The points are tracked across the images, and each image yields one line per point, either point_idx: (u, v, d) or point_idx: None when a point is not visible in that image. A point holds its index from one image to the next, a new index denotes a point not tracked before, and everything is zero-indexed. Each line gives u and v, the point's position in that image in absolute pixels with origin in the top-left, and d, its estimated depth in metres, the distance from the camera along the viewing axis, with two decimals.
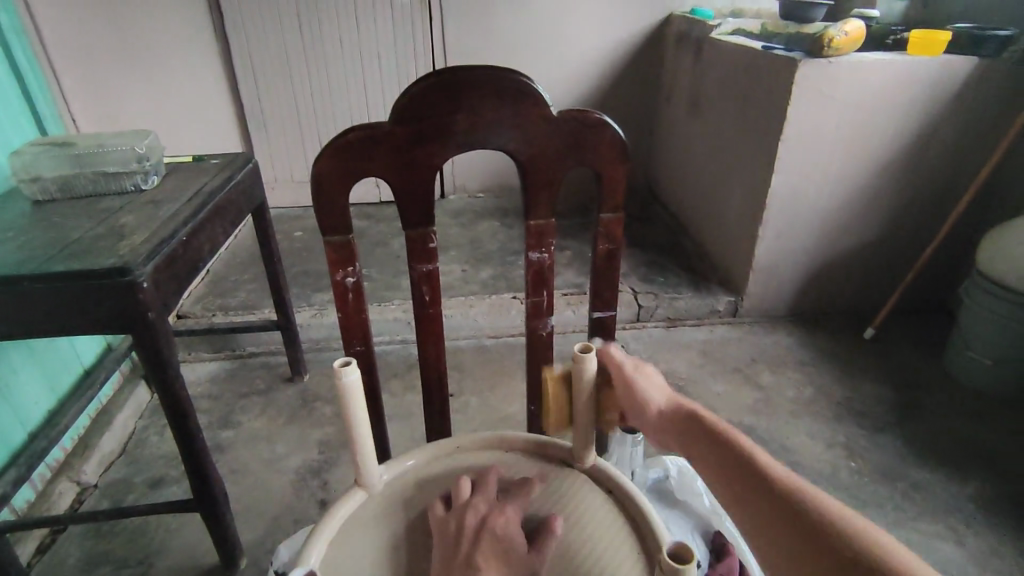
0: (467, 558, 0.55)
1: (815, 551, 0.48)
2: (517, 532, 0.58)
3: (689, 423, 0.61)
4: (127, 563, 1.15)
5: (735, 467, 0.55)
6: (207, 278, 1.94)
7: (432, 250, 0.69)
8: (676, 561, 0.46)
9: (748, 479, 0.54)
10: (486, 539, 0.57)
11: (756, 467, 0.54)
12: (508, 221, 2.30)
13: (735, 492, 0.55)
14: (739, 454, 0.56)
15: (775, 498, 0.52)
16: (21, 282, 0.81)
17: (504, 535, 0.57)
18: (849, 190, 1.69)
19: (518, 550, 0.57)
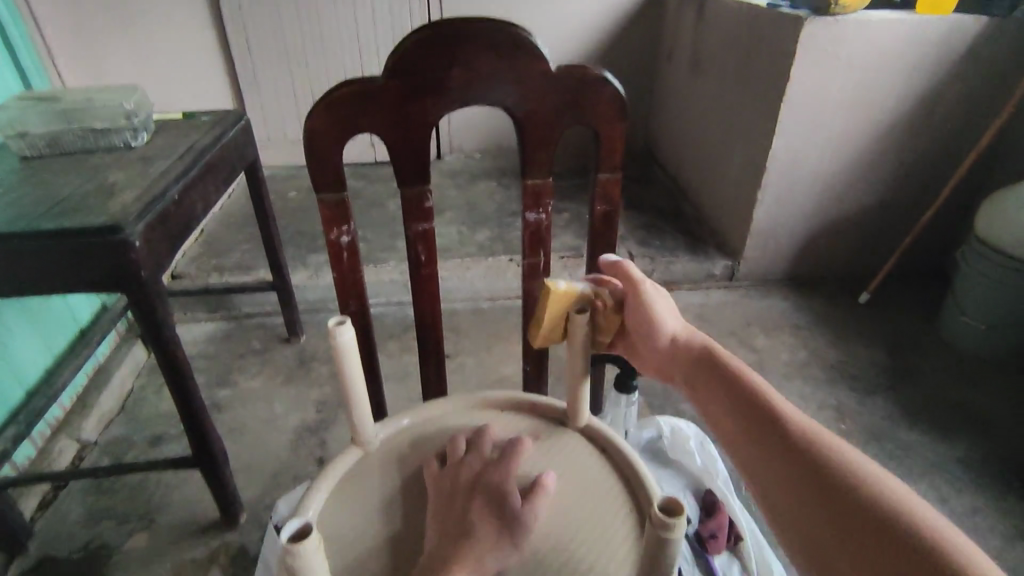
0: (463, 512, 0.56)
1: (811, 486, 0.47)
2: (511, 486, 0.58)
3: (700, 358, 0.61)
4: (129, 517, 1.17)
5: (745, 403, 0.55)
6: (201, 238, 1.93)
7: (427, 209, 0.68)
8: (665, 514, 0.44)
9: (752, 409, 0.54)
10: (479, 494, 0.57)
11: (765, 407, 0.54)
12: (505, 182, 2.27)
13: (740, 430, 0.54)
14: (749, 392, 0.56)
15: (779, 437, 0.51)
16: (12, 240, 0.81)
17: (498, 491, 0.57)
18: (850, 154, 1.67)
19: (512, 504, 0.57)
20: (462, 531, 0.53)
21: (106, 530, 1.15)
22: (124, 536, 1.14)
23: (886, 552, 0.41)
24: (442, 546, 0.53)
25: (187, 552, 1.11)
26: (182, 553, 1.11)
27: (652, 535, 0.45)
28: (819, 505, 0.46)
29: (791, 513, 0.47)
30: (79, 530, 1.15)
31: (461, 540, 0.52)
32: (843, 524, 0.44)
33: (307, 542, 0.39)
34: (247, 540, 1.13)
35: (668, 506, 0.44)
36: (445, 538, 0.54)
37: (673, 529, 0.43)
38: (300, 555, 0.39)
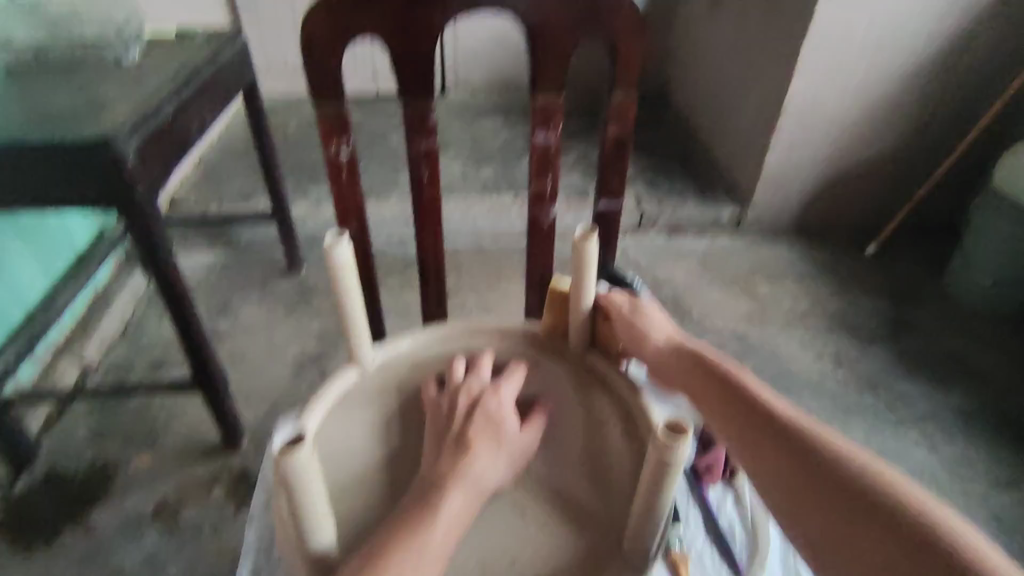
0: (459, 433, 0.56)
1: (828, 492, 0.46)
2: (508, 410, 0.59)
3: (695, 367, 0.60)
4: (133, 437, 1.20)
5: (740, 403, 0.55)
6: (199, 167, 1.88)
7: (431, 125, 0.64)
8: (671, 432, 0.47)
9: (747, 409, 0.54)
10: (478, 415, 0.57)
11: (768, 411, 0.53)
12: (511, 119, 2.20)
13: (744, 436, 0.53)
14: (747, 394, 0.55)
15: (786, 441, 0.50)
16: (4, 151, 0.78)
17: (496, 413, 0.58)
18: (871, 99, 1.61)
19: (508, 427, 0.58)
20: (459, 450, 0.54)
21: (111, 449, 1.17)
22: (129, 455, 1.16)
23: (916, 559, 0.41)
24: (440, 464, 0.53)
25: (190, 472, 1.14)
26: (185, 472, 1.14)
27: (656, 453, 0.47)
28: (838, 515, 0.45)
29: (809, 521, 0.46)
30: (84, 448, 1.18)
31: (460, 457, 0.53)
32: (862, 532, 0.44)
33: (300, 451, 0.40)
34: (248, 463, 1.15)
35: (673, 426, 0.47)
36: (442, 455, 0.54)
37: (676, 446, 0.46)
38: (292, 464, 0.40)
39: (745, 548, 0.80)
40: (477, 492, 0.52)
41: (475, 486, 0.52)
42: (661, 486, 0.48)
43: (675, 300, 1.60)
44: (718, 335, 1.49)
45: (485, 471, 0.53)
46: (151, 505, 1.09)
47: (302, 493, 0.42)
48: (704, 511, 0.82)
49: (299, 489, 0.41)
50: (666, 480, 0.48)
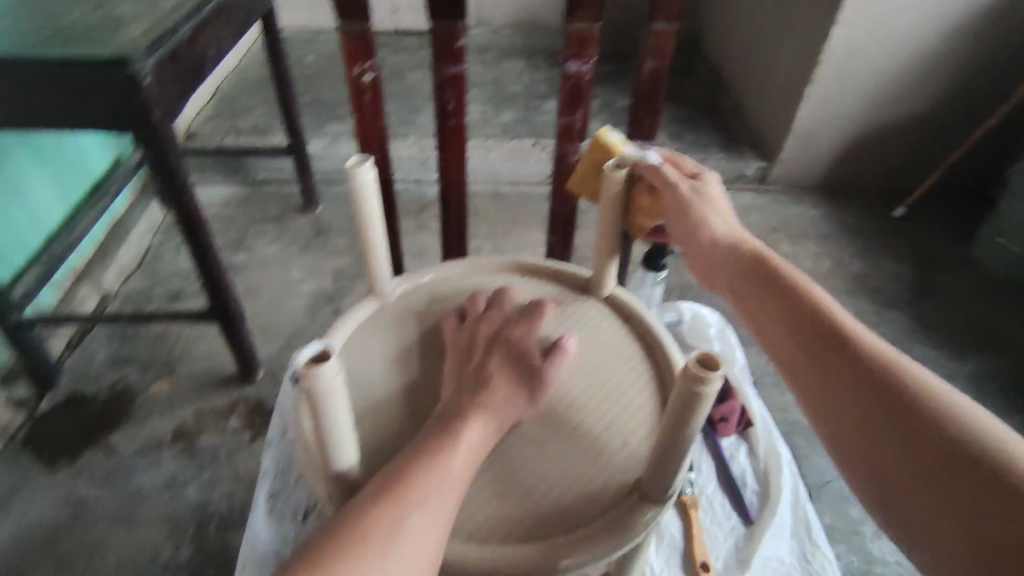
0: (479, 365, 0.55)
1: (891, 417, 0.45)
2: (531, 345, 0.58)
3: (753, 268, 0.56)
4: (151, 364, 1.22)
5: (794, 311, 0.52)
6: (215, 98, 1.85)
7: (459, 49, 0.62)
8: (704, 369, 0.43)
9: (804, 316, 0.51)
10: (500, 348, 0.56)
11: (828, 322, 0.50)
12: (535, 62, 2.12)
13: (797, 347, 0.51)
14: (804, 302, 0.52)
15: (851, 360, 0.48)
16: (18, 65, 0.76)
17: (519, 346, 0.57)
18: (916, 51, 1.53)
19: (530, 360, 0.57)
20: (480, 381, 0.53)
21: (130, 374, 1.20)
22: (148, 381, 1.19)
23: (971, 481, 0.41)
24: (460, 394, 0.52)
25: (208, 400, 1.16)
26: (203, 401, 1.16)
27: (683, 390, 0.44)
28: (898, 439, 0.44)
29: (861, 437, 0.46)
30: (104, 372, 1.20)
31: (480, 389, 0.52)
32: (920, 458, 0.43)
33: (328, 365, 0.39)
34: (264, 394, 1.18)
35: (704, 359, 0.43)
36: (462, 386, 0.53)
37: (709, 383, 0.42)
38: (318, 378, 0.39)
39: (757, 493, 0.82)
40: (498, 423, 0.51)
41: (496, 417, 0.51)
42: (685, 425, 0.46)
43: None
44: None
45: (506, 403, 0.52)
46: (170, 430, 1.12)
47: (326, 408, 0.41)
48: (717, 460, 0.84)
49: (323, 404, 0.41)
50: (692, 414, 0.45)
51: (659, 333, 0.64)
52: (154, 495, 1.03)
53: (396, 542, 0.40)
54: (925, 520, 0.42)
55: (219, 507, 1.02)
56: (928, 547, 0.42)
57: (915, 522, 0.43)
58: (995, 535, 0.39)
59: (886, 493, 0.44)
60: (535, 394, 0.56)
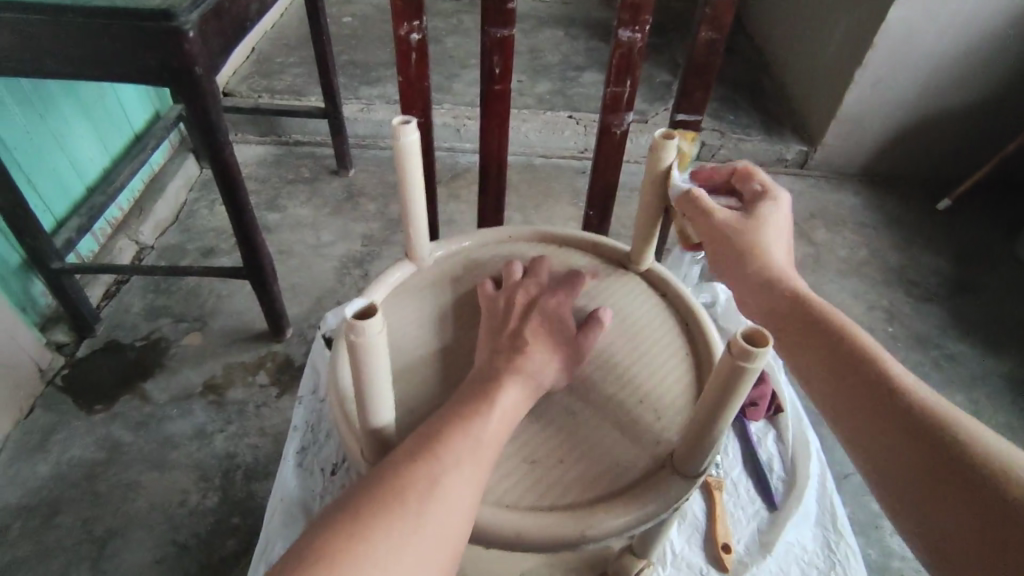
0: (515, 333, 0.54)
1: (901, 431, 0.45)
2: (567, 316, 0.57)
3: (765, 288, 0.54)
4: (184, 318, 1.25)
5: (804, 328, 0.52)
6: (252, 57, 1.85)
7: (509, 13, 0.60)
8: (750, 344, 0.42)
9: (814, 333, 0.51)
10: (536, 316, 0.56)
11: (836, 336, 0.50)
12: (573, 32, 2.08)
13: (809, 360, 0.51)
14: (813, 317, 0.52)
15: (857, 375, 0.48)
16: (66, 14, 0.77)
17: (554, 317, 0.56)
18: (978, 35, 1.46)
19: (567, 331, 0.56)
20: (515, 349, 0.52)
21: (164, 327, 1.23)
22: (181, 334, 1.22)
23: (970, 495, 0.41)
24: (494, 360, 0.52)
25: (238, 355, 1.19)
26: (233, 355, 1.19)
27: (729, 364, 0.43)
28: (907, 456, 0.44)
29: (872, 447, 0.46)
30: (139, 323, 1.23)
31: (515, 357, 0.51)
32: (926, 466, 0.43)
33: (371, 323, 0.38)
34: (293, 353, 1.20)
35: (753, 335, 0.42)
36: (496, 353, 0.52)
37: (754, 359, 0.41)
38: (363, 336, 0.39)
39: (783, 480, 0.82)
40: (534, 391, 0.51)
41: (532, 384, 0.51)
42: (728, 397, 0.45)
43: None
44: None
45: (541, 372, 0.52)
46: (201, 382, 1.15)
47: (369, 366, 0.41)
48: (744, 444, 0.85)
49: (363, 363, 0.40)
50: (736, 388, 0.44)
51: (694, 309, 0.64)
52: (184, 444, 1.06)
53: (430, 503, 0.40)
54: (935, 530, 0.42)
55: (245, 459, 1.05)
56: (937, 551, 0.42)
57: (923, 531, 0.43)
58: (999, 550, 0.39)
59: (897, 503, 0.44)
60: (570, 365, 0.56)
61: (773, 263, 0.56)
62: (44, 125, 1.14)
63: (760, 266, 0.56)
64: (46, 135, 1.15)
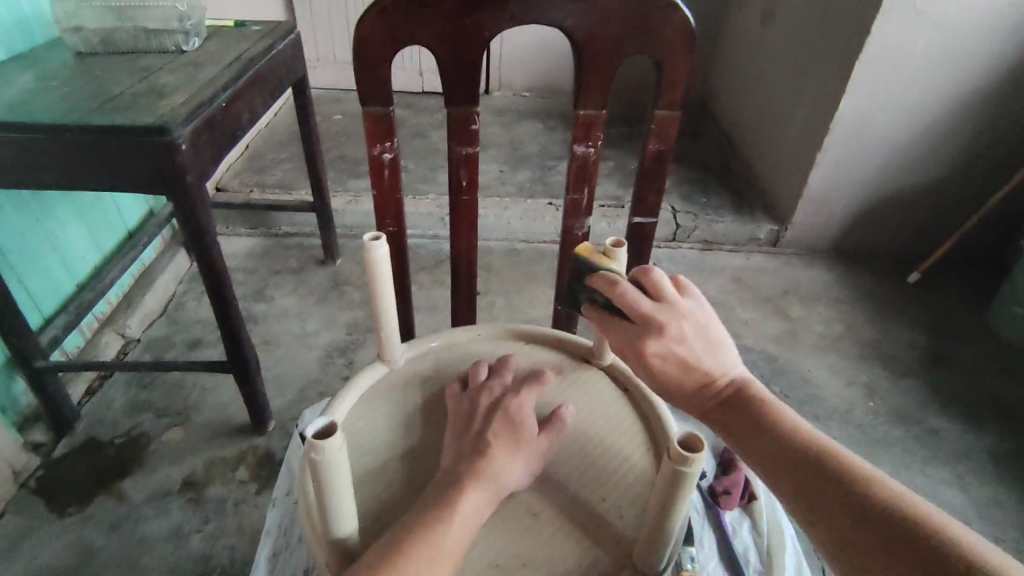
0: (478, 436, 0.56)
1: (839, 502, 0.45)
2: (530, 415, 0.59)
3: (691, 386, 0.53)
4: (166, 412, 1.24)
5: (747, 418, 0.51)
6: (245, 153, 1.94)
7: (473, 132, 0.66)
8: (685, 450, 0.45)
9: (758, 423, 0.51)
10: (500, 418, 0.58)
11: (776, 423, 0.50)
12: (551, 124, 2.21)
13: (760, 451, 0.50)
14: (754, 405, 0.52)
15: (802, 462, 0.48)
16: (68, 133, 0.83)
17: (517, 416, 0.58)
18: (925, 122, 1.56)
19: (529, 431, 0.58)
20: (478, 452, 0.54)
21: (145, 422, 1.22)
22: (162, 429, 1.21)
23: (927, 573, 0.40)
24: (460, 463, 0.53)
25: (219, 450, 1.18)
26: (214, 450, 1.18)
27: (668, 468, 0.45)
28: (848, 526, 0.44)
29: (828, 535, 0.45)
30: (120, 418, 1.22)
31: (478, 459, 0.53)
32: (881, 551, 0.42)
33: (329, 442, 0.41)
34: (274, 446, 1.19)
35: (690, 440, 0.45)
36: (461, 456, 0.54)
37: (690, 463, 0.44)
38: (323, 453, 0.41)
39: (759, 572, 0.78)
40: (496, 495, 0.52)
41: (494, 488, 0.52)
42: (676, 496, 0.47)
43: None
44: (747, 354, 1.47)
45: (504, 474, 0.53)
46: (180, 478, 1.13)
47: (330, 482, 0.43)
48: (720, 535, 0.82)
49: (326, 478, 0.42)
50: (680, 489, 0.47)
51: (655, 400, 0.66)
52: (159, 544, 1.03)
53: None
54: None
55: (221, 559, 1.02)
56: None
57: None
58: None
59: None
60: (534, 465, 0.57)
61: (692, 367, 0.53)
62: (41, 227, 1.19)
63: (677, 367, 0.53)
64: (42, 237, 1.19)
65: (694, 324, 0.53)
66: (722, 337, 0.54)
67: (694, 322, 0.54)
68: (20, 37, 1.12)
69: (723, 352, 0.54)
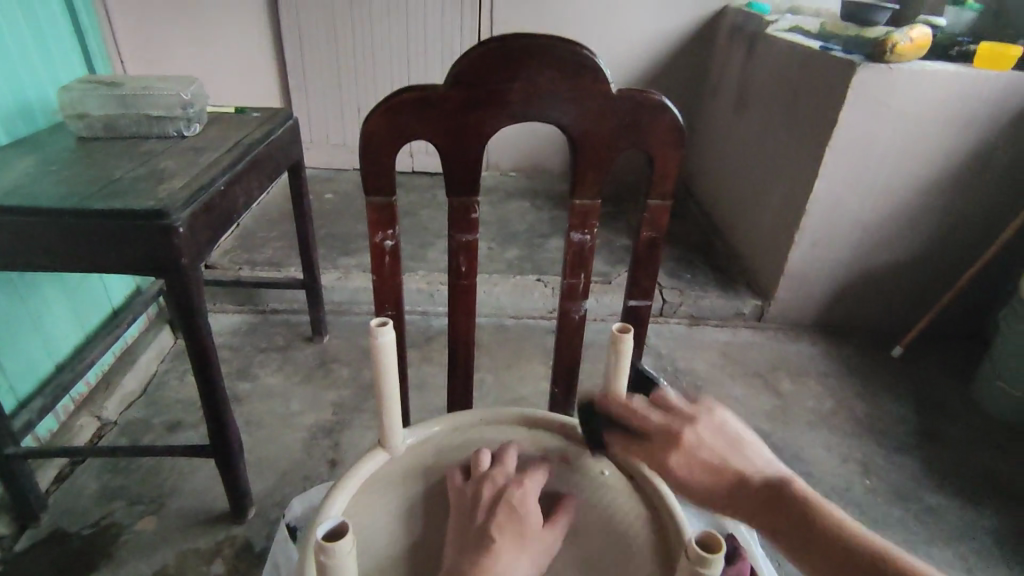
0: (482, 529, 0.55)
1: None
2: (533, 508, 0.58)
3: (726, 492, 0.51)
4: (140, 500, 1.18)
5: (791, 521, 0.48)
6: (237, 231, 1.96)
7: (473, 221, 0.68)
8: (702, 549, 0.42)
9: (807, 525, 0.47)
10: (504, 511, 0.56)
11: (825, 522, 0.47)
12: (538, 203, 2.27)
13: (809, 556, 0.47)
14: (800, 505, 0.48)
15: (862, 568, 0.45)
16: (66, 216, 0.83)
17: (520, 509, 0.57)
18: (895, 203, 1.63)
19: (533, 524, 0.57)
20: (482, 548, 0.52)
21: (117, 511, 1.16)
22: (134, 519, 1.14)
23: None
24: (461, 559, 0.52)
25: (194, 540, 1.11)
26: (188, 541, 1.11)
27: (686, 565, 0.42)
28: None
29: None
30: (91, 508, 1.16)
31: (481, 554, 0.52)
32: None
33: (341, 544, 0.38)
34: (253, 535, 1.13)
35: (707, 541, 0.43)
36: (464, 550, 0.53)
37: (709, 565, 0.41)
38: (333, 554, 0.38)
39: None
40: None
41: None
42: None
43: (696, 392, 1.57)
44: None
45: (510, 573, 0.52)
46: (150, 573, 1.06)
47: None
48: None
49: None
50: None
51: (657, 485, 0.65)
52: None
53: None
54: None
55: None
56: None
57: None
58: None
59: None
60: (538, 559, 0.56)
61: (721, 475, 0.52)
62: (25, 306, 1.17)
63: (706, 477, 0.52)
64: (25, 316, 1.17)
65: (709, 428, 0.55)
66: (743, 435, 0.55)
67: (710, 425, 0.55)
68: (24, 123, 1.15)
69: (748, 453, 0.53)
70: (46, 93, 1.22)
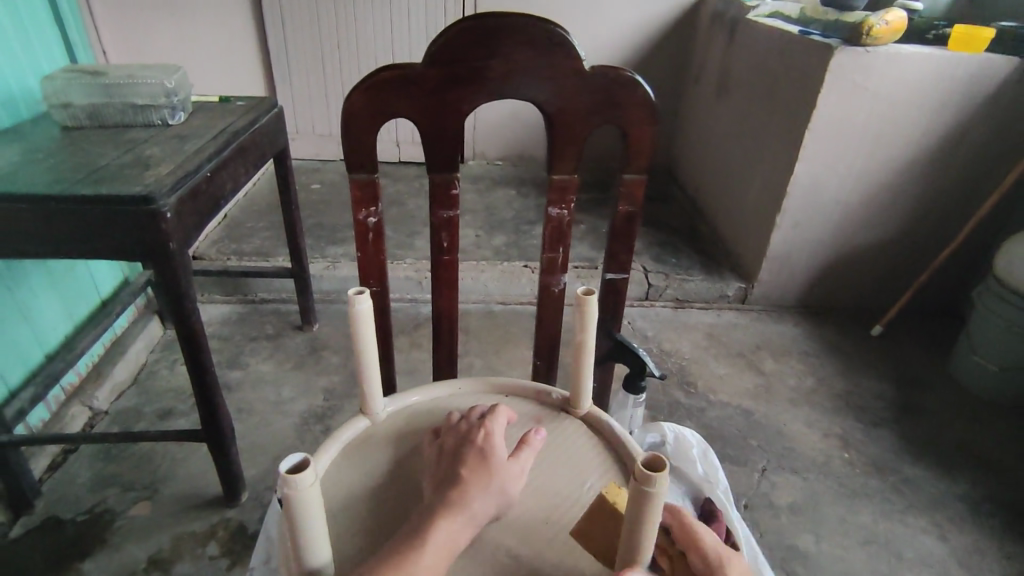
0: (454, 469, 0.59)
1: None
2: (497, 443, 0.62)
3: None
4: (133, 487, 1.19)
5: None
6: (224, 222, 1.96)
7: (453, 197, 0.70)
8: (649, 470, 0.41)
9: None
10: (470, 452, 0.61)
11: None
12: (524, 190, 2.29)
13: None
14: None
15: None
16: (53, 204, 0.84)
17: (483, 449, 0.61)
18: (873, 185, 1.67)
19: (498, 456, 0.61)
20: (451, 485, 0.57)
21: (110, 498, 1.17)
22: (125, 505, 1.16)
23: None
24: (436, 495, 0.57)
25: (188, 524, 1.13)
26: (183, 525, 1.13)
27: (635, 489, 0.42)
28: None
29: None
30: (83, 496, 1.17)
31: (453, 492, 0.56)
32: None
33: (303, 475, 0.39)
34: (246, 518, 1.15)
35: (653, 461, 0.42)
36: (439, 488, 0.57)
37: (655, 485, 0.40)
38: (295, 486, 0.39)
39: None
40: (472, 523, 0.55)
41: (469, 517, 0.55)
42: (644, 521, 0.43)
43: (681, 372, 1.60)
44: (724, 410, 1.48)
45: (481, 506, 0.56)
46: (146, 556, 1.07)
47: (301, 518, 0.41)
48: None
49: (299, 514, 0.40)
50: (648, 512, 0.43)
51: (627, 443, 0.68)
52: None
53: None
54: None
55: None
56: None
57: None
58: None
59: None
60: (509, 491, 0.60)
61: None
62: (14, 297, 1.18)
63: None
64: (14, 307, 1.18)
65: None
66: None
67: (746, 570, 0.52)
68: (7, 113, 1.15)
69: None
70: (28, 83, 1.22)
